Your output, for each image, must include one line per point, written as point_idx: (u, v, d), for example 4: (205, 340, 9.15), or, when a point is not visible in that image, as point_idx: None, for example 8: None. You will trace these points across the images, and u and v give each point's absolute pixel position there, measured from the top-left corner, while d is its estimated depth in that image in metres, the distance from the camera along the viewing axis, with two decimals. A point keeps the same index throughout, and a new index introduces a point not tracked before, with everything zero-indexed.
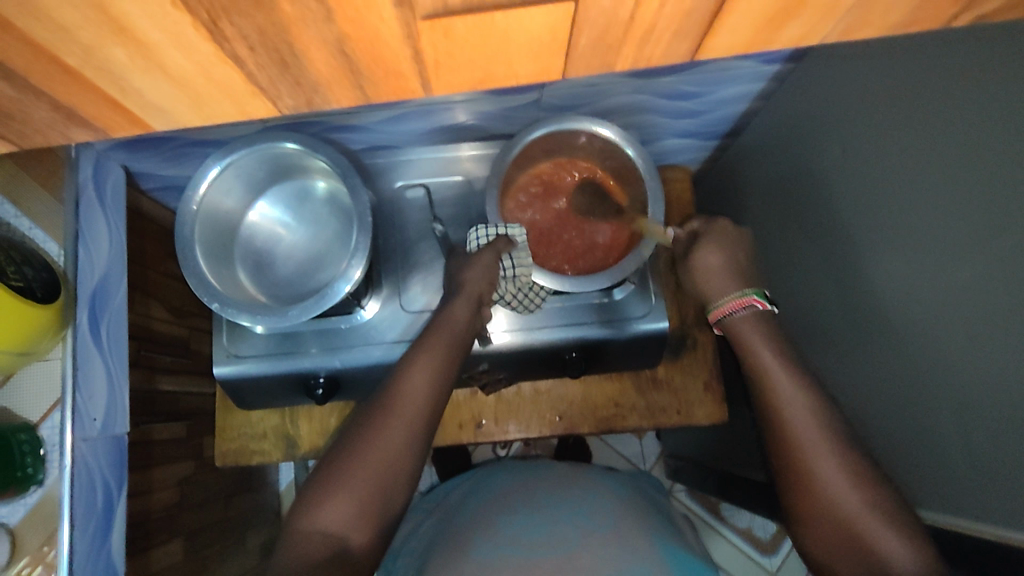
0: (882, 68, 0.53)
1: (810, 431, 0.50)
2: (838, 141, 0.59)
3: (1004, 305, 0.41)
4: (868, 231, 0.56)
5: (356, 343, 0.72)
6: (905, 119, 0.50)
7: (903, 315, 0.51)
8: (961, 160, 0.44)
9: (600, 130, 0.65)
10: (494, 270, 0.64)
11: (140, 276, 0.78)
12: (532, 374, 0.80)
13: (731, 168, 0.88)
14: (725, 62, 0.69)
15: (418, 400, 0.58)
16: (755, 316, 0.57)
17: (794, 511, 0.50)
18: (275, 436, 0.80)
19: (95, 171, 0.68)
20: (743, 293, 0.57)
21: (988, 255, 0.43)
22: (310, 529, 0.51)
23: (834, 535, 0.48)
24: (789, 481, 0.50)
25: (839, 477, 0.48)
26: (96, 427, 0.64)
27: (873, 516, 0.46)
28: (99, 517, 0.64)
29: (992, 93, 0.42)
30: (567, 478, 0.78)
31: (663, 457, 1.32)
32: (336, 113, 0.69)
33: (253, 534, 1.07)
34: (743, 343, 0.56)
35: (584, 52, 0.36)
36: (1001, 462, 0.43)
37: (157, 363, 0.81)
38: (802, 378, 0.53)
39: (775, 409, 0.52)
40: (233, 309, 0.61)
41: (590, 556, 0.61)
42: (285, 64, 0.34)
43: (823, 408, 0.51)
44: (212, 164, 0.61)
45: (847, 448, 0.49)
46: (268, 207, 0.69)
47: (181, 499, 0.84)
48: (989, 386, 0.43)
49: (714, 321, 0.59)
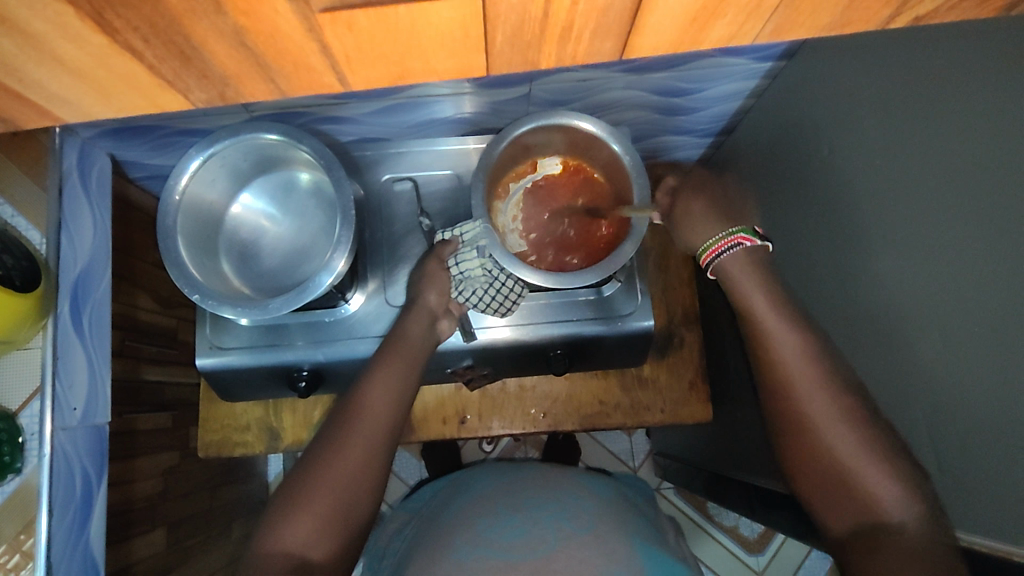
0: (870, 66, 0.52)
1: (802, 375, 0.54)
2: (825, 141, 0.59)
3: (977, 310, 0.41)
4: (850, 234, 0.55)
5: (339, 336, 0.72)
6: (889, 119, 0.49)
7: (884, 319, 0.51)
8: (942, 160, 0.44)
9: (585, 125, 0.64)
10: (440, 275, 0.67)
11: (127, 266, 0.77)
12: (518, 371, 0.80)
13: (724, 167, 0.88)
14: (716, 59, 0.68)
15: (380, 415, 0.59)
16: (745, 254, 0.60)
17: (789, 454, 0.55)
18: (258, 427, 0.80)
19: (81, 158, 0.68)
20: (729, 233, 0.61)
21: (963, 257, 0.42)
22: (273, 551, 0.51)
23: (825, 476, 0.52)
24: (785, 426, 0.55)
25: (833, 418, 0.52)
26: (76, 416, 0.64)
27: (864, 456, 0.50)
28: (78, 505, 0.64)
29: (973, 90, 0.41)
30: (546, 481, 0.77)
31: (652, 455, 1.32)
32: (323, 104, 0.68)
33: (238, 524, 1.07)
34: (740, 290, 0.59)
35: (502, 50, 0.38)
36: (974, 467, 0.43)
37: (143, 353, 0.81)
38: (800, 324, 0.57)
39: (772, 355, 0.56)
40: (214, 301, 0.60)
41: (567, 559, 0.61)
42: (189, 58, 0.36)
43: (818, 353, 0.55)
44: (194, 156, 0.61)
45: (841, 391, 0.53)
46: (252, 198, 0.69)
47: (165, 489, 0.84)
48: (962, 394, 0.43)
49: (706, 263, 0.62)
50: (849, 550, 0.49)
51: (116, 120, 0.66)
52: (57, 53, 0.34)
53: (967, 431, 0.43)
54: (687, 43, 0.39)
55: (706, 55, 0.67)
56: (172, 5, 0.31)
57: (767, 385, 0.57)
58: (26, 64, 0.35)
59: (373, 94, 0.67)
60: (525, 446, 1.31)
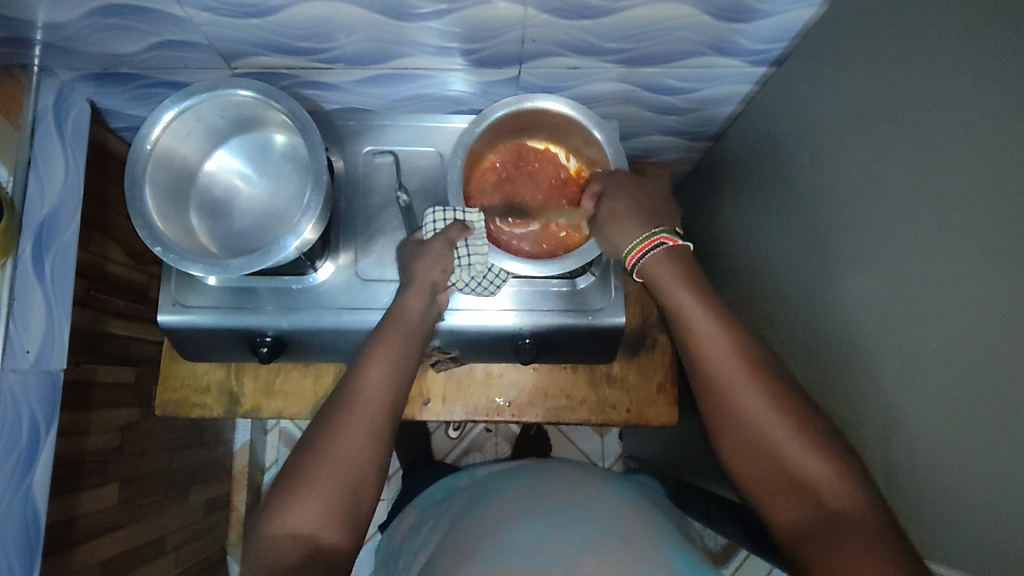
0: (880, 82, 0.52)
1: (734, 373, 0.53)
2: (832, 149, 0.58)
3: (972, 332, 0.42)
4: (858, 247, 0.55)
5: (306, 305, 0.71)
6: (898, 135, 0.50)
7: (887, 333, 0.51)
8: (950, 179, 0.44)
9: (561, 108, 0.63)
10: (448, 256, 0.63)
11: (98, 216, 0.76)
12: (485, 357, 0.78)
13: (715, 171, 0.87)
14: (708, 57, 0.67)
15: (377, 395, 0.58)
16: (667, 252, 0.58)
17: (729, 452, 0.54)
18: (218, 390, 0.79)
19: (57, 101, 0.67)
20: (650, 233, 0.59)
21: (960, 278, 0.43)
22: (280, 533, 0.51)
23: (768, 469, 0.51)
24: (720, 422, 0.54)
25: (757, 408, 0.52)
26: (29, 359, 0.64)
27: (804, 447, 0.50)
28: (24, 450, 0.63)
29: (979, 110, 0.42)
30: (574, 480, 0.66)
31: (624, 458, 1.31)
32: (306, 67, 0.67)
33: (196, 490, 1.06)
34: (655, 281, 0.59)
35: None
36: (955, 474, 0.44)
37: (109, 305, 0.80)
38: (720, 312, 0.56)
39: (699, 353, 0.55)
40: (176, 256, 0.59)
41: (597, 562, 0.52)
42: None
43: (739, 342, 0.54)
44: (168, 107, 0.59)
45: (770, 381, 0.53)
46: (227, 156, 0.68)
47: (121, 445, 0.83)
48: (968, 407, 0.42)
49: (630, 267, 0.60)
50: (805, 539, 0.49)
51: (96, 63, 0.65)
52: None
53: (950, 445, 0.44)
54: None
55: (698, 53, 0.66)
56: None
57: (701, 382, 0.55)
58: None
59: (359, 61, 0.66)
60: (496, 438, 1.30)
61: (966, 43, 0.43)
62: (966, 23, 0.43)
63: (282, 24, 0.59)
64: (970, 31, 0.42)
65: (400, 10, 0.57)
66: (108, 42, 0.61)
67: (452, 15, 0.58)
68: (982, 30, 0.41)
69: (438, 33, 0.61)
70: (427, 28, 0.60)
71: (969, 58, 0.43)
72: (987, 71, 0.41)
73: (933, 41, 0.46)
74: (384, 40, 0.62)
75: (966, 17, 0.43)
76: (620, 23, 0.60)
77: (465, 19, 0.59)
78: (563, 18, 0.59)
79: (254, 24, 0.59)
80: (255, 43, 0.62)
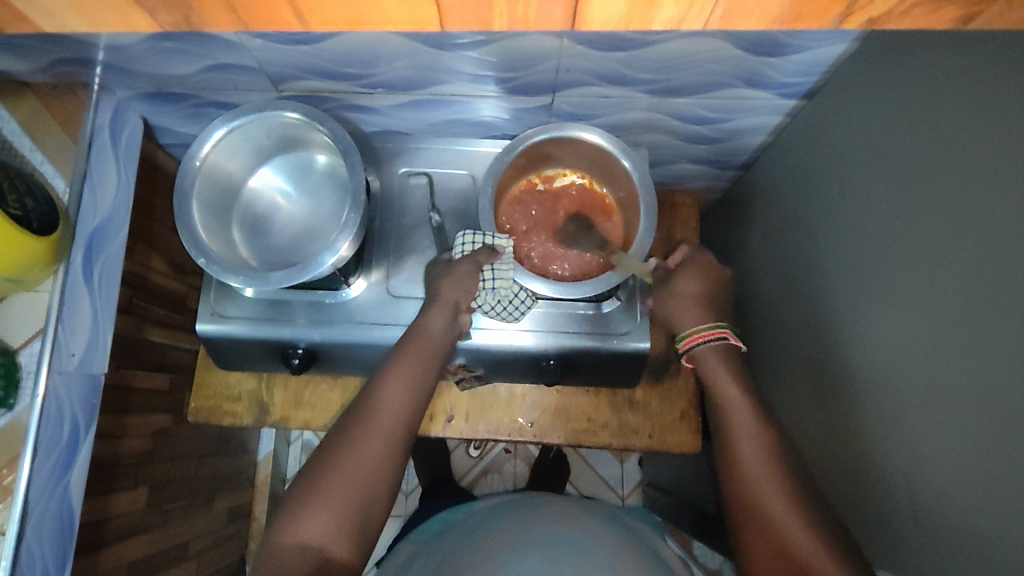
0: (908, 119, 0.52)
1: (763, 466, 0.56)
2: (861, 184, 0.59)
3: (998, 369, 0.42)
4: (885, 280, 0.55)
5: (337, 319, 0.72)
6: (924, 169, 0.50)
7: (914, 368, 0.50)
8: (979, 214, 0.44)
9: (591, 137, 0.65)
10: (473, 279, 0.64)
11: (144, 227, 0.80)
12: (510, 376, 0.79)
13: (744, 201, 0.88)
14: (740, 89, 0.68)
15: (394, 412, 0.59)
16: (723, 348, 0.64)
17: (749, 551, 0.54)
18: (249, 399, 0.81)
19: (113, 117, 0.72)
20: (717, 325, 0.65)
21: (988, 313, 0.43)
22: (291, 544, 0.52)
23: (776, 558, 0.53)
24: (742, 520, 0.55)
25: (782, 505, 0.54)
26: (74, 362, 0.67)
27: (826, 555, 0.51)
28: (63, 451, 0.65)
29: (1007, 149, 0.42)
30: (565, 510, 0.66)
31: (642, 486, 1.30)
32: (348, 91, 0.70)
33: (221, 498, 1.08)
34: (707, 373, 0.63)
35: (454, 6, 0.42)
36: (982, 513, 0.43)
37: (150, 314, 0.83)
38: (763, 415, 0.60)
39: (736, 456, 0.58)
40: (218, 267, 0.61)
41: None
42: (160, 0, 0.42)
43: (775, 450, 0.57)
44: (218, 126, 0.62)
45: (797, 491, 0.55)
46: (271, 174, 0.71)
47: (152, 450, 0.85)
48: (997, 444, 0.42)
49: (681, 349, 0.65)
50: None
51: (152, 83, 0.68)
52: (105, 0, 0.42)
53: (977, 489, 0.44)
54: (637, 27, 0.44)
55: (729, 85, 0.67)
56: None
57: (731, 479, 0.57)
58: None
59: (399, 87, 0.69)
60: (515, 459, 1.30)
61: (997, 82, 0.44)
62: (1000, 64, 0.43)
63: (330, 50, 0.62)
64: (1003, 71, 0.43)
65: (441, 41, 0.60)
66: (163, 63, 0.65)
67: (490, 45, 0.60)
68: (1013, 71, 0.42)
69: (476, 62, 0.63)
70: (466, 57, 0.63)
71: (998, 97, 0.43)
72: (1016, 108, 0.42)
73: (964, 80, 0.46)
74: (424, 68, 0.65)
75: (999, 57, 0.44)
76: (653, 56, 0.62)
77: (502, 50, 0.61)
78: (596, 50, 0.61)
79: (303, 50, 0.62)
80: (303, 68, 0.65)
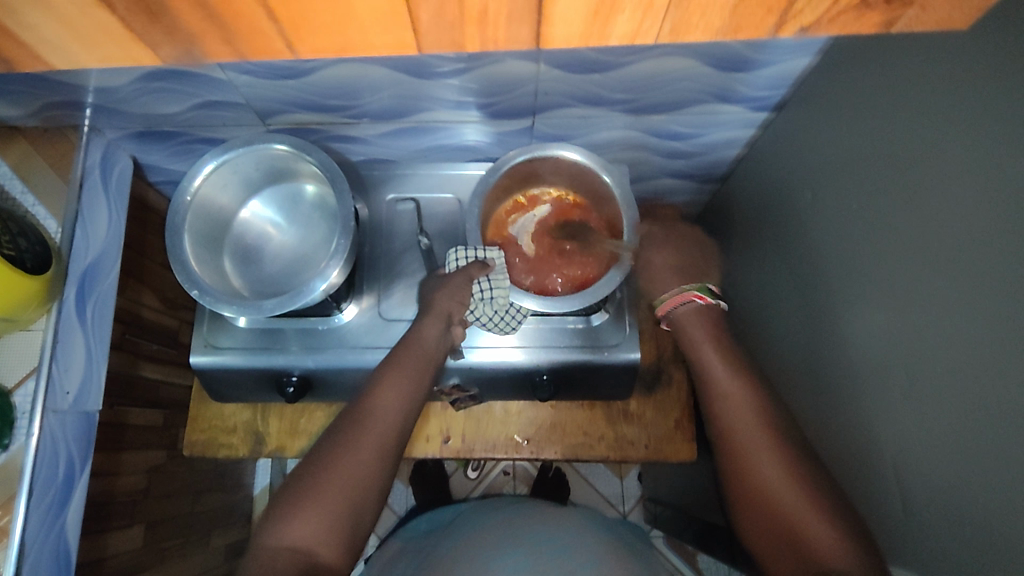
0: (872, 126, 0.55)
1: (749, 427, 0.57)
2: (830, 189, 0.61)
3: (974, 357, 0.44)
4: (863, 279, 0.56)
5: (331, 345, 0.73)
6: (889, 173, 0.52)
7: (894, 362, 0.52)
8: (945, 211, 0.46)
9: (572, 156, 0.67)
10: (468, 290, 0.65)
11: (136, 264, 0.81)
12: (504, 395, 0.80)
13: (723, 212, 0.91)
14: (712, 105, 0.71)
15: (387, 419, 0.59)
16: (701, 311, 0.65)
17: (738, 504, 0.56)
18: (244, 430, 0.81)
19: (103, 157, 0.73)
20: (683, 288, 0.65)
21: (960, 304, 0.45)
22: (278, 546, 0.51)
23: (766, 515, 0.53)
24: (732, 482, 0.56)
25: (767, 460, 0.55)
26: (68, 400, 0.67)
27: (808, 504, 0.52)
28: (59, 488, 0.65)
29: (966, 150, 0.44)
30: (553, 511, 0.68)
31: (642, 502, 1.30)
32: (333, 123, 0.72)
33: (218, 534, 1.07)
34: (690, 342, 0.64)
35: (429, 28, 0.47)
36: (971, 498, 0.44)
37: (142, 349, 0.83)
38: (746, 378, 0.60)
39: (720, 415, 0.59)
40: (211, 297, 0.62)
41: None
42: (155, 15, 0.45)
43: (761, 408, 0.58)
44: (208, 160, 0.64)
45: (787, 447, 0.55)
46: (261, 206, 0.72)
47: (147, 487, 0.84)
48: (979, 431, 0.43)
49: (660, 313, 0.67)
50: None
51: (141, 123, 0.70)
52: (89, 19, 0.46)
53: (964, 475, 0.45)
54: (594, 35, 0.49)
55: (702, 101, 0.70)
56: (195, 30, 0.47)
57: (721, 442, 0.58)
58: (30, 11, 0.44)
59: (384, 116, 0.71)
60: (514, 481, 1.30)
61: (950, 89, 0.46)
62: (952, 74, 0.46)
63: (315, 84, 0.64)
64: (955, 78, 0.46)
65: (422, 70, 0.62)
66: (152, 103, 0.66)
67: (469, 72, 0.62)
68: (969, 76, 0.45)
69: (457, 89, 0.66)
70: (446, 84, 0.65)
71: (956, 100, 0.45)
72: (970, 111, 0.44)
73: (923, 87, 0.49)
74: (406, 97, 0.67)
75: (952, 67, 0.46)
76: (626, 77, 0.64)
77: (481, 76, 0.63)
78: (573, 72, 0.63)
79: (289, 84, 0.63)
80: (290, 103, 0.68)
